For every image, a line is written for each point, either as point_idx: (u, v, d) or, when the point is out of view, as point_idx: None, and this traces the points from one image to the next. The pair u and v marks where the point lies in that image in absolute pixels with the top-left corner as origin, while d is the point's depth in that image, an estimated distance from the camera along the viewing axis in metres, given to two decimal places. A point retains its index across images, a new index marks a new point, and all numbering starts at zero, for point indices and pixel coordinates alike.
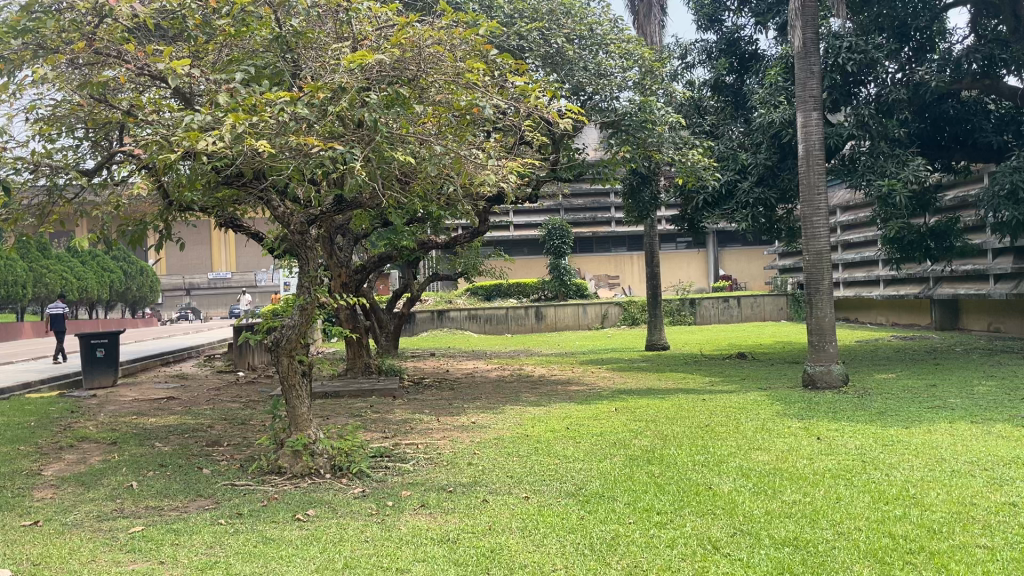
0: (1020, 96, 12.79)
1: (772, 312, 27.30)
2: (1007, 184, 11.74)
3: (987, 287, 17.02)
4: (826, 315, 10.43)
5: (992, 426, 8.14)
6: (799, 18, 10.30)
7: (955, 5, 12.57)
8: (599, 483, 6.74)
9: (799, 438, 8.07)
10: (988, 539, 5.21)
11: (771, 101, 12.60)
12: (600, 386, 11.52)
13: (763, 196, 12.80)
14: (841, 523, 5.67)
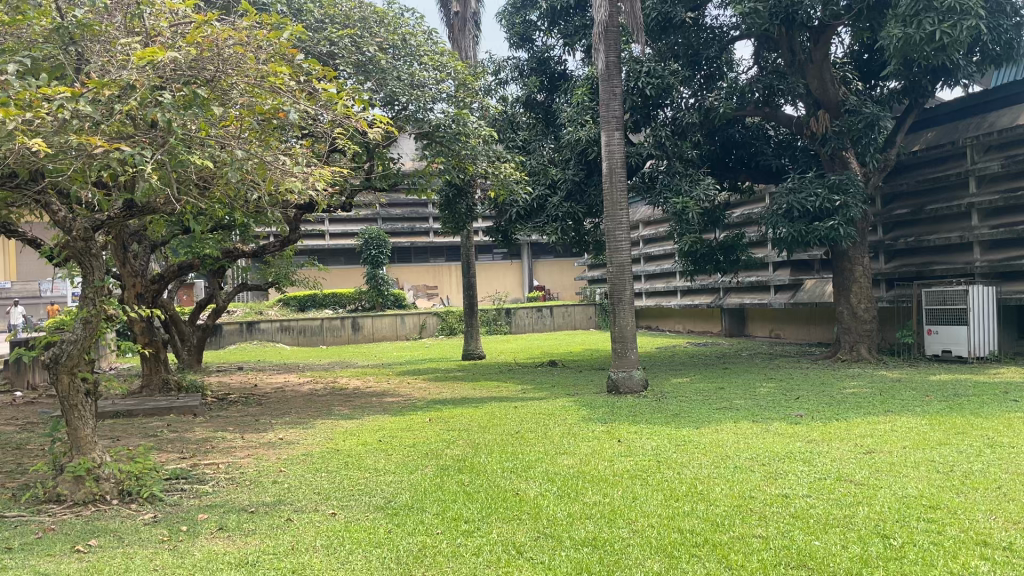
0: (795, 124, 14.21)
1: (581, 321, 28.52)
2: (784, 204, 12.98)
3: (769, 296, 18.69)
4: (628, 324, 11.01)
5: (770, 424, 8.92)
6: (602, 41, 10.83)
7: (741, 38, 13.59)
8: (409, 494, 6.72)
9: (602, 441, 8.45)
10: (762, 529, 5.68)
11: (578, 119, 13.10)
12: (415, 397, 11.49)
13: (572, 211, 13.34)
14: (636, 521, 5.98)
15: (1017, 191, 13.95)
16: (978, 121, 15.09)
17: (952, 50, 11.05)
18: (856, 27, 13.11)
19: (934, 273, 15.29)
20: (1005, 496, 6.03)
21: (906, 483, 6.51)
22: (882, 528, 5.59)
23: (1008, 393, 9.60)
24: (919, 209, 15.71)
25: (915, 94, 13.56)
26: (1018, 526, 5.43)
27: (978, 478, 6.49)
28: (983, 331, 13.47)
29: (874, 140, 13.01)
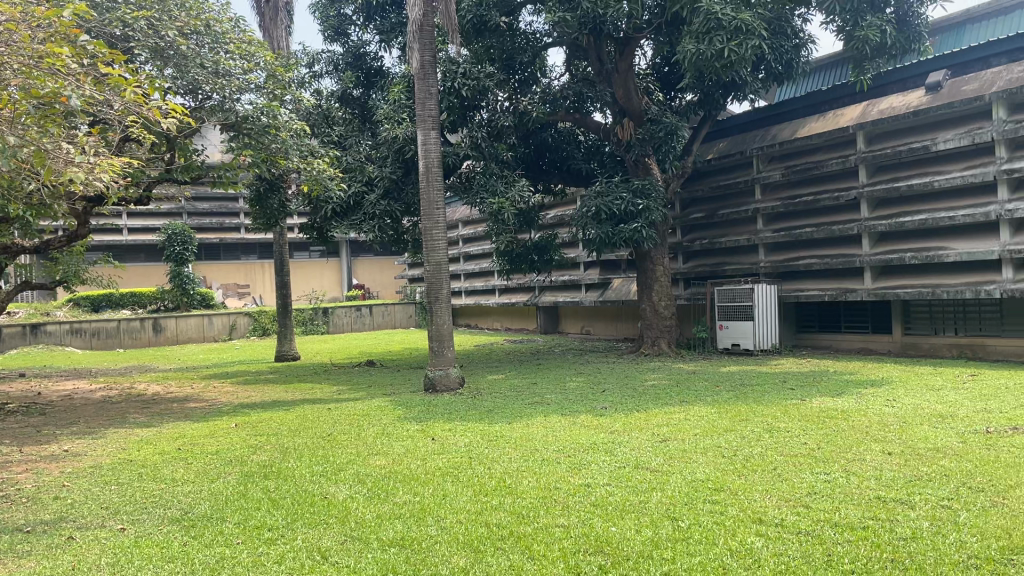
0: (603, 130, 14.89)
1: (401, 320, 28.45)
2: (592, 207, 13.56)
3: (581, 295, 19.45)
4: (444, 322, 11.07)
5: (578, 417, 9.28)
6: (417, 40, 10.79)
7: (552, 46, 14.04)
8: (208, 504, 6.39)
9: (415, 440, 8.45)
10: (565, 519, 5.92)
11: (395, 117, 13.12)
12: (221, 401, 10.95)
13: (389, 209, 13.18)
14: (444, 518, 6.03)
15: (795, 199, 15.39)
16: (763, 133, 16.50)
17: (739, 66, 11.98)
18: (657, 41, 13.92)
19: (726, 272, 16.56)
20: (778, 476, 6.64)
21: (696, 468, 7.00)
22: (672, 511, 5.98)
23: (785, 382, 10.58)
24: (712, 213, 16.96)
25: (710, 107, 14.61)
26: (788, 503, 5.98)
27: (756, 460, 7.10)
28: (767, 326, 14.74)
29: (673, 148, 13.89)
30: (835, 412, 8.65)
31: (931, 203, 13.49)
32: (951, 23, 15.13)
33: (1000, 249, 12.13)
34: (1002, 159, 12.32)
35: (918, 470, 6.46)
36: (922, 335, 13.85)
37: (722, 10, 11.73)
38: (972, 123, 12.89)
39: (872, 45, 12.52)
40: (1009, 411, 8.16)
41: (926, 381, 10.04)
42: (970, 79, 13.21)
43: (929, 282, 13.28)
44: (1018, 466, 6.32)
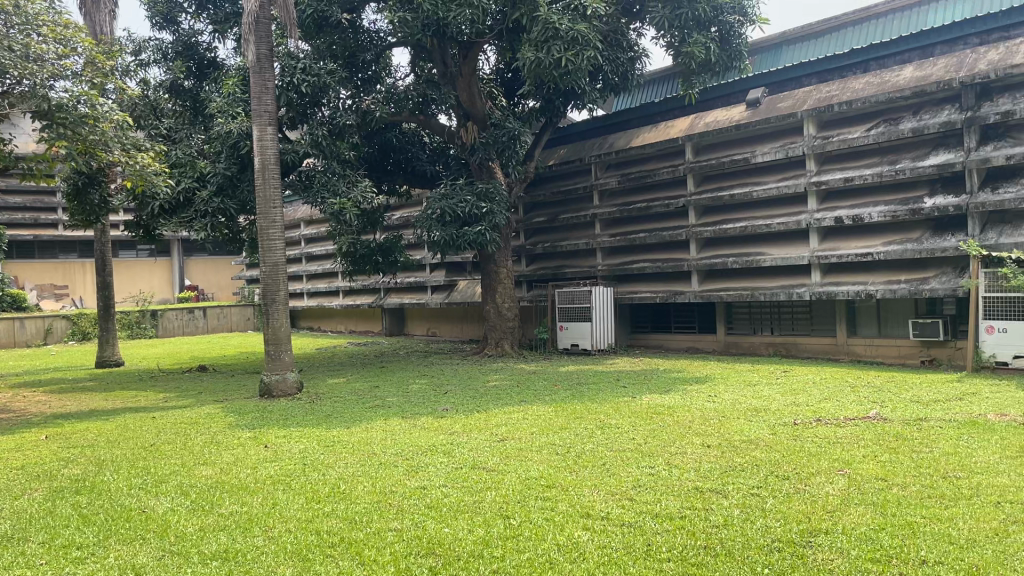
0: (447, 133, 14.95)
1: (239, 323, 27.38)
2: (437, 209, 13.58)
3: (426, 297, 19.45)
4: (281, 325, 10.75)
5: (418, 419, 9.27)
6: (252, 32, 10.41)
7: (396, 46, 13.98)
8: (9, 525, 5.87)
9: (246, 448, 8.15)
10: (398, 522, 5.87)
11: (228, 112, 12.62)
12: (30, 412, 10.09)
13: (222, 207, 12.62)
14: (272, 527, 5.84)
15: (630, 205, 16.07)
16: (602, 141, 17.14)
17: (576, 76, 12.43)
18: (500, 47, 14.16)
19: (567, 275, 17.06)
20: (607, 471, 6.89)
21: (530, 466, 7.15)
22: (505, 509, 6.07)
23: (618, 381, 11.01)
24: (554, 217, 17.43)
25: (551, 113, 15.02)
26: (615, 497, 6.22)
27: (587, 457, 7.35)
28: (604, 327, 15.30)
29: (515, 152, 14.30)
30: (662, 409, 9.10)
31: (751, 211, 14.47)
32: (770, 43, 16.24)
33: (810, 255, 13.18)
34: (812, 171, 13.40)
35: (732, 460, 6.89)
36: (743, 334, 14.82)
37: (560, 20, 12.10)
38: (786, 139, 13.94)
39: (698, 61, 13.27)
40: (814, 404, 8.89)
41: (744, 377, 10.76)
42: (785, 97, 14.29)
43: (749, 285, 14.22)
44: (819, 454, 6.87)
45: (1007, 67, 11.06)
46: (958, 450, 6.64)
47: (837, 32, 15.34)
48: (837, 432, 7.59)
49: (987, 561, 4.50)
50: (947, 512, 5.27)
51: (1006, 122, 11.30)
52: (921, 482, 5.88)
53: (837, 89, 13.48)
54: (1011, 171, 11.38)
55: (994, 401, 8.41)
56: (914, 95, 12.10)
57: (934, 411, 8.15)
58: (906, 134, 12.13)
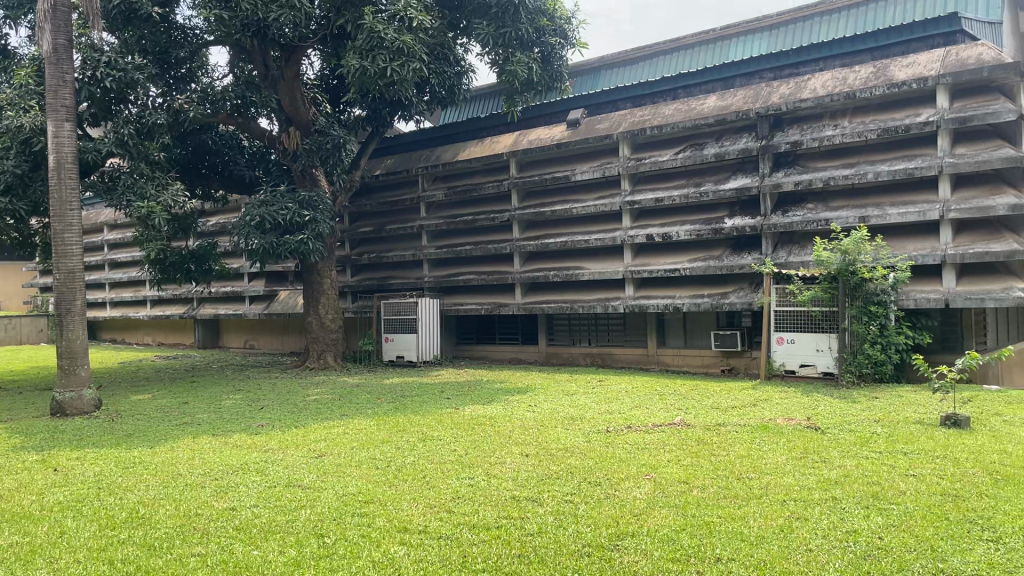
0: (268, 137, 14.47)
1: (30, 335, 24.98)
2: (256, 216, 13.08)
3: (244, 307, 18.64)
4: (78, 337, 9.94)
5: (230, 436, 8.84)
6: (49, 20, 9.59)
7: (213, 45, 13.39)
8: None
9: (32, 473, 7.42)
10: (202, 547, 5.55)
11: (20, 104, 11.54)
12: None
13: (10, 207, 11.51)
14: (59, 559, 5.34)
15: (456, 218, 16.21)
16: (429, 153, 17.21)
17: (401, 87, 12.40)
18: (323, 52, 13.89)
19: (392, 286, 16.95)
20: (427, 483, 6.87)
21: (347, 482, 6.99)
22: (318, 528, 5.89)
23: (441, 392, 11.03)
24: (380, 228, 17.26)
25: (376, 123, 14.91)
26: (433, 510, 6.19)
27: (407, 470, 7.29)
28: (428, 339, 15.33)
29: (339, 160, 14.19)
30: (483, 419, 9.20)
31: (571, 227, 15.00)
32: (589, 67, 16.98)
33: (624, 270, 13.86)
34: (627, 191, 14.09)
35: (548, 468, 7.07)
36: (563, 345, 15.31)
37: (385, 30, 12.07)
38: (603, 158, 14.59)
39: (521, 79, 13.66)
40: (626, 412, 9.31)
41: (563, 387, 11.10)
42: (602, 119, 14.97)
43: (569, 298, 14.75)
44: (629, 460, 7.20)
45: (796, 101, 12.18)
46: (750, 452, 7.19)
47: (649, 61, 16.30)
48: (646, 438, 7.98)
49: (773, 556, 4.87)
50: (740, 511, 5.68)
51: (795, 151, 12.42)
52: (718, 484, 6.31)
53: (649, 114, 14.29)
54: (798, 197, 12.52)
55: (783, 406, 9.18)
56: (717, 123, 13.04)
57: (731, 417, 8.78)
58: (710, 159, 13.03)
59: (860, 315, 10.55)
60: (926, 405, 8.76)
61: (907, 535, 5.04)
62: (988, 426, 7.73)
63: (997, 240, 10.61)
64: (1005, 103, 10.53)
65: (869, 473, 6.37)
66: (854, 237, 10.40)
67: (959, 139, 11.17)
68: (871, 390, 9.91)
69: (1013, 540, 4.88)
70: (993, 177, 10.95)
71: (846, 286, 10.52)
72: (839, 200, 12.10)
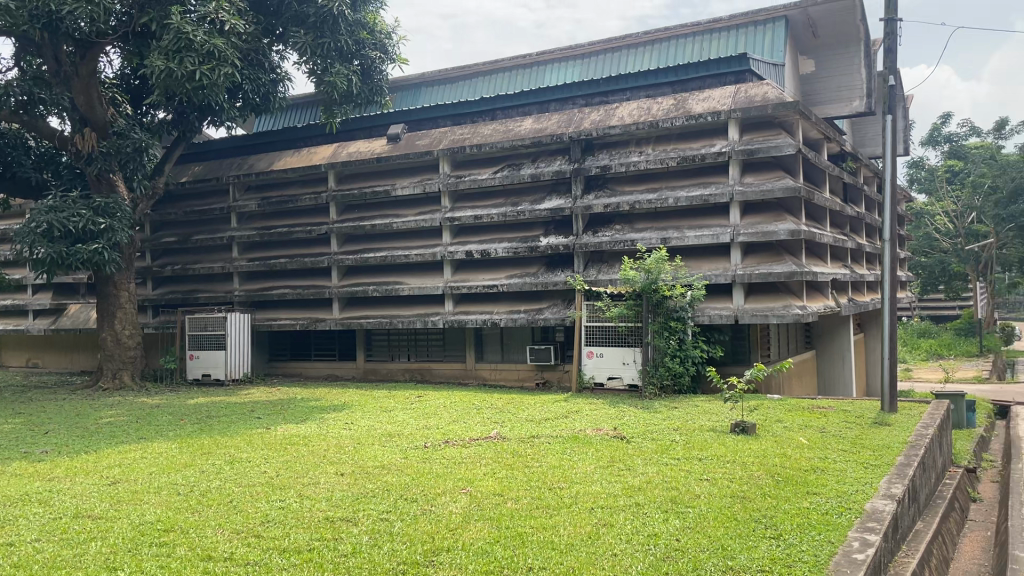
0: (59, 138, 13.33)
1: None
2: (42, 222, 11.97)
3: (26, 322, 16.96)
4: None
5: (9, 464, 8.00)
6: None
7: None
8: None
9: None
10: None
11: None
12: None
13: None
14: None
15: (269, 229, 15.65)
16: (242, 161, 16.53)
17: (210, 92, 11.89)
18: (124, 50, 12.99)
19: (199, 300, 16.08)
20: (234, 508, 6.54)
21: (145, 510, 6.51)
22: (111, 561, 5.44)
23: (252, 411, 10.60)
24: (185, 238, 16.33)
25: (183, 128, 14.10)
26: (240, 536, 5.89)
27: (213, 495, 6.90)
28: (237, 356, 14.63)
29: (141, 165, 13.34)
30: (296, 439, 8.93)
31: (390, 242, 14.91)
32: (409, 83, 17.04)
33: (444, 285, 13.96)
34: (446, 208, 14.20)
35: (363, 487, 6.95)
36: (381, 361, 15.15)
37: (194, 32, 11.52)
38: (422, 175, 14.64)
39: (340, 91, 13.48)
40: (444, 427, 9.35)
41: (380, 404, 10.98)
42: (422, 135, 15.03)
43: (387, 313, 14.64)
44: (445, 475, 7.23)
45: (606, 127, 12.84)
46: (562, 463, 7.44)
47: (468, 81, 16.61)
48: (463, 452, 8.06)
49: (581, 562, 5.08)
50: (551, 520, 5.86)
51: (605, 175, 13.07)
52: (531, 495, 6.48)
53: (469, 132, 14.52)
54: (607, 218, 13.20)
55: (592, 417, 9.61)
56: (533, 145, 13.48)
57: (544, 429, 9.07)
58: (526, 179, 13.43)
59: (661, 330, 11.24)
60: (719, 414, 9.48)
61: (700, 535, 5.42)
62: (771, 432, 8.48)
63: (779, 262, 11.71)
64: (786, 138, 11.67)
65: (669, 478, 6.80)
66: (656, 258, 11.10)
67: (748, 170, 12.24)
68: (672, 400, 10.60)
69: (790, 537, 5.38)
70: (775, 205, 12.07)
71: (649, 303, 11.21)
72: (644, 222, 12.86)
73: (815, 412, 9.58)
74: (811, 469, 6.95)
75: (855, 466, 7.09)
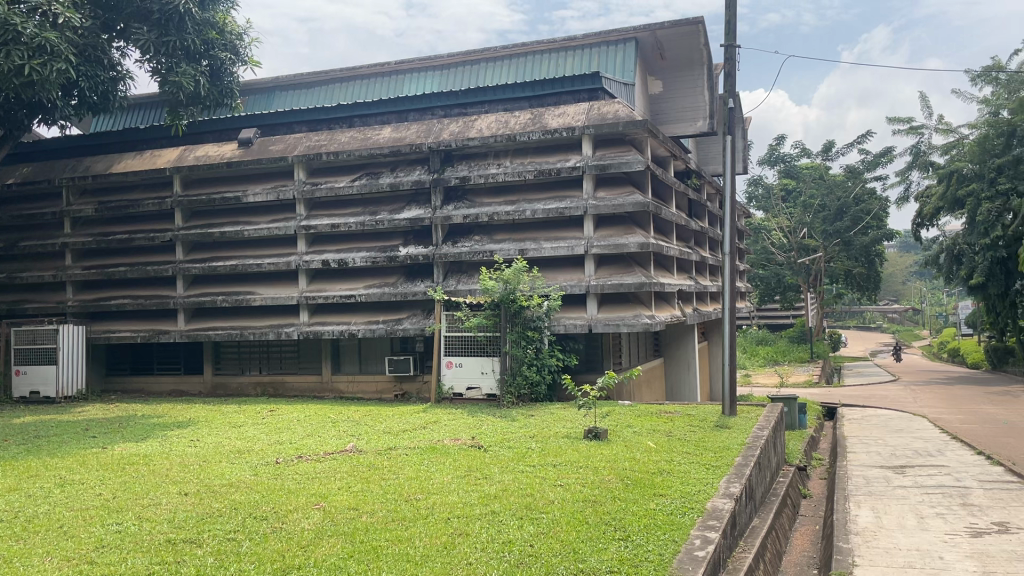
0: None
1: None
2: None
3: None
4: None
5: None
6: None
7: None
8: None
9: None
10: None
11: None
12: None
13: None
14: None
15: (107, 236, 14.73)
16: (77, 163, 15.48)
17: (42, 88, 11.11)
18: None
19: (26, 311, 14.90)
20: (64, 534, 6.07)
21: None
22: None
23: (86, 429, 9.90)
24: (11, 244, 15.10)
25: (9, 125, 13.07)
26: (71, 563, 5.47)
27: (40, 520, 6.39)
28: (70, 371, 13.63)
29: None
30: (135, 458, 8.41)
31: (241, 251, 14.37)
32: (263, 86, 16.55)
33: (298, 296, 13.59)
34: (301, 216, 13.84)
35: (209, 507, 6.63)
36: (230, 375, 14.53)
37: (23, 24, 10.72)
38: (276, 181, 14.21)
39: (187, 92, 12.94)
40: (297, 441, 9.09)
41: (229, 419, 10.53)
42: (276, 141, 14.61)
43: (238, 324, 14.10)
44: (298, 491, 7.02)
45: (464, 139, 12.94)
46: (419, 474, 7.41)
47: (325, 87, 16.34)
48: (316, 467, 7.87)
49: (436, 572, 5.06)
50: (406, 533, 5.82)
51: (463, 186, 13.15)
52: (387, 508, 6.41)
53: (325, 139, 14.24)
54: (466, 229, 13.28)
55: (450, 427, 9.62)
56: (391, 154, 13.39)
57: (401, 440, 9.01)
58: (385, 188, 13.31)
59: (518, 340, 11.42)
60: (574, 421, 9.72)
61: (552, 540, 5.54)
62: (622, 437, 8.80)
63: (629, 273, 12.20)
64: (635, 155, 12.19)
65: (524, 486, 6.90)
66: (514, 268, 11.25)
67: (600, 184, 12.67)
68: (529, 408, 10.78)
69: (638, 537, 5.60)
70: (626, 219, 12.58)
71: (507, 312, 11.35)
72: (502, 233, 13.04)
73: (662, 417, 10.01)
74: (658, 472, 7.26)
75: (698, 467, 7.47)
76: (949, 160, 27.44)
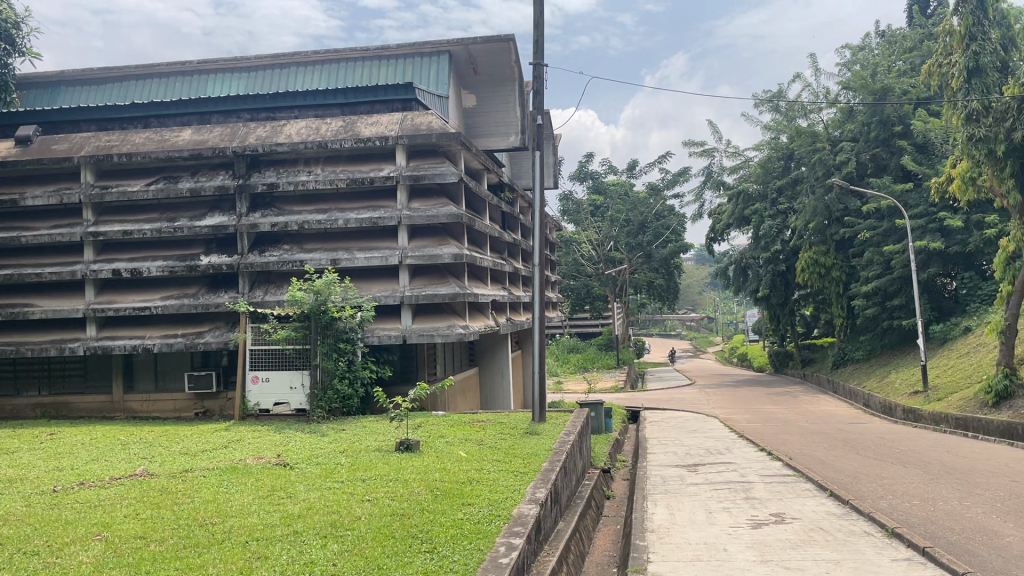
0: None
1: None
2: None
3: None
4: None
5: None
6: None
7: None
8: None
9: None
10: None
11: None
12: None
13: None
14: None
15: None
16: None
17: None
18: None
19: None
20: None
21: None
22: None
23: None
24: None
25: None
26: None
27: None
28: None
29: None
30: None
31: (17, 259, 13.06)
32: (46, 79, 15.20)
33: (84, 308, 12.55)
34: (88, 221, 12.80)
35: None
36: (4, 396, 13.14)
37: None
38: (60, 184, 13.06)
39: None
40: (80, 467, 8.35)
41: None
42: (60, 139, 13.42)
43: (13, 340, 12.80)
44: (77, 521, 6.43)
45: (272, 144, 12.49)
46: (216, 497, 7.02)
47: (119, 84, 15.26)
48: (101, 494, 7.26)
49: None
50: (199, 560, 5.48)
51: (271, 193, 12.70)
52: (178, 534, 6.01)
53: (117, 140, 13.27)
54: (274, 237, 12.83)
55: (253, 446, 9.22)
56: (192, 158, 12.69)
57: (199, 461, 8.52)
58: (185, 194, 12.59)
59: (330, 351, 11.16)
60: (385, 433, 9.62)
61: (357, 557, 5.42)
62: (433, 448, 8.80)
63: (443, 284, 12.30)
64: (448, 167, 12.31)
65: (330, 503, 6.72)
66: (325, 279, 11.00)
67: (413, 195, 12.66)
68: (339, 422, 10.56)
69: (444, 548, 5.62)
70: (439, 229, 12.66)
71: (318, 324, 11.03)
72: (313, 243, 12.71)
73: (472, 426, 10.13)
74: (467, 481, 7.34)
75: (505, 474, 7.61)
76: (738, 180, 29.66)
